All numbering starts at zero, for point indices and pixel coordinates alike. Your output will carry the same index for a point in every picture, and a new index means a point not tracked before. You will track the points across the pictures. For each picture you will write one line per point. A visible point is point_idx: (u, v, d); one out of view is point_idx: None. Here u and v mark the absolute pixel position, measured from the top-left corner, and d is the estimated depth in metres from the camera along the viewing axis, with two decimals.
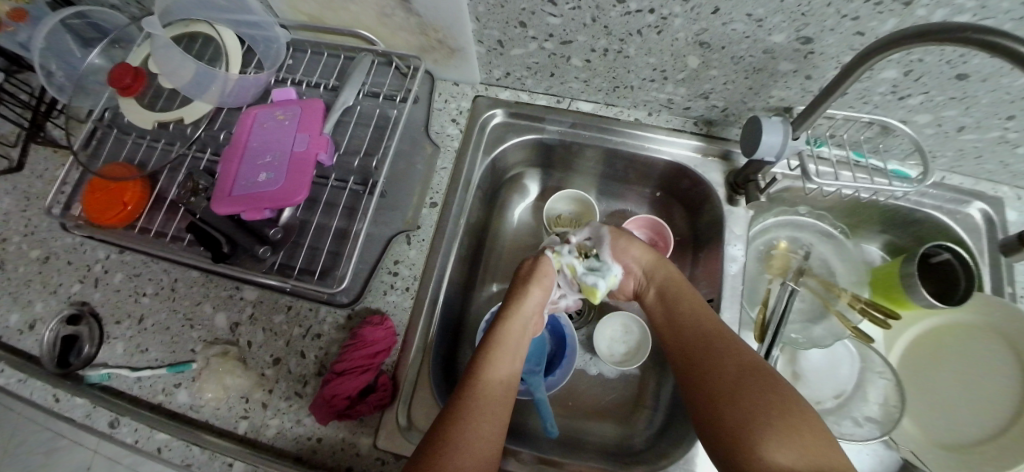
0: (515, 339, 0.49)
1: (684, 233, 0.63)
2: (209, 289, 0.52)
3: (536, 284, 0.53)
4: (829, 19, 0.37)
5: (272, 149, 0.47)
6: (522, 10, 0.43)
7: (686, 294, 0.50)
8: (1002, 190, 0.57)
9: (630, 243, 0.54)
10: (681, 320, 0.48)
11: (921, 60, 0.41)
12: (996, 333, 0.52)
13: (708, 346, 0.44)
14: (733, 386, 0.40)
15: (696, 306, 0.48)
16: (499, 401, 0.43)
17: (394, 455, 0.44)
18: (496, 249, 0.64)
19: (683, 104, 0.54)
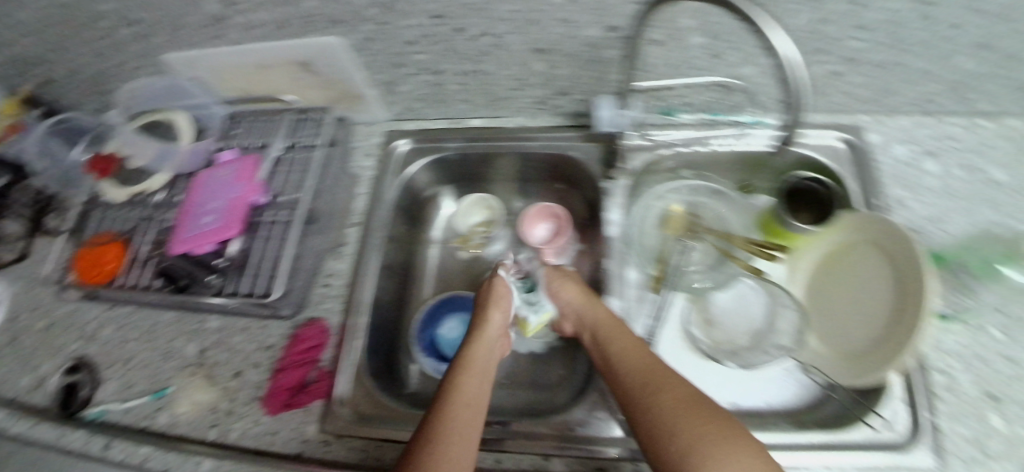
0: (481, 358, 0.49)
1: (585, 217, 0.70)
2: (181, 326, 0.62)
3: (496, 306, 0.57)
4: (620, 8, 0.47)
5: (215, 197, 0.59)
6: (393, 53, 0.56)
7: (618, 330, 0.50)
8: (858, 119, 0.63)
9: (569, 280, 0.58)
10: (615, 350, 0.47)
11: (718, 21, 0.49)
12: (867, 243, 0.56)
13: (644, 365, 0.43)
14: (671, 399, 0.38)
15: (629, 343, 0.47)
16: (467, 418, 0.41)
17: (336, 436, 0.51)
18: (425, 260, 0.71)
19: (553, 102, 0.62)
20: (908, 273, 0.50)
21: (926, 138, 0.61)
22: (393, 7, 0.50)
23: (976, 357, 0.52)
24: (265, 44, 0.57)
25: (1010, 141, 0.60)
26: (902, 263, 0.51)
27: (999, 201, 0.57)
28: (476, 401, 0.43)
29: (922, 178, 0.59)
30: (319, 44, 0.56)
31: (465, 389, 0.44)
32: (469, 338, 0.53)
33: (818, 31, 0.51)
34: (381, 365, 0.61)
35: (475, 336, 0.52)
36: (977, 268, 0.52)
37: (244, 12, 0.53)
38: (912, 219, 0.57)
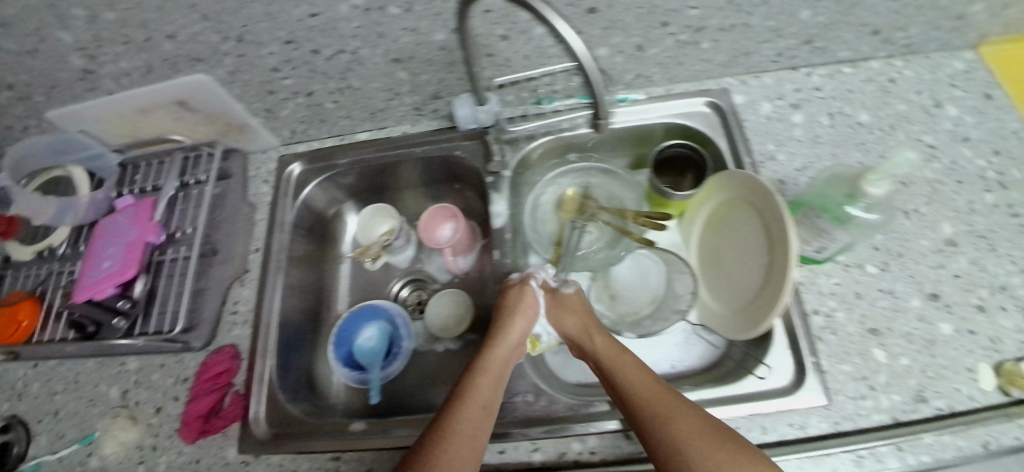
0: (498, 367, 0.51)
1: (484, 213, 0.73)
2: (103, 371, 0.64)
3: (522, 314, 0.57)
4: (448, 10, 0.49)
5: (112, 244, 0.61)
6: (261, 82, 0.59)
7: (619, 353, 0.50)
8: (724, 82, 0.65)
9: (574, 298, 0.59)
10: (615, 367, 0.49)
11: (552, 10, 0.51)
12: (746, 204, 0.57)
13: (649, 382, 0.46)
14: (678, 416, 0.41)
15: (636, 367, 0.48)
16: (475, 431, 0.43)
17: (255, 454, 0.54)
18: (337, 275, 0.74)
19: (430, 107, 0.65)
20: (777, 233, 0.51)
21: (790, 91, 0.63)
22: (245, 40, 0.53)
23: (853, 294, 0.54)
24: (139, 89, 0.59)
25: (874, 84, 0.63)
26: (773, 226, 0.52)
27: (863, 142, 0.59)
28: (489, 406, 0.46)
29: (788, 130, 0.61)
30: (189, 82, 0.58)
31: (477, 393, 0.46)
32: (490, 342, 0.54)
33: (654, 6, 0.51)
34: (302, 381, 0.64)
35: (494, 340, 0.54)
36: (829, 213, 0.47)
37: (112, 62, 0.55)
38: (783, 172, 0.58)
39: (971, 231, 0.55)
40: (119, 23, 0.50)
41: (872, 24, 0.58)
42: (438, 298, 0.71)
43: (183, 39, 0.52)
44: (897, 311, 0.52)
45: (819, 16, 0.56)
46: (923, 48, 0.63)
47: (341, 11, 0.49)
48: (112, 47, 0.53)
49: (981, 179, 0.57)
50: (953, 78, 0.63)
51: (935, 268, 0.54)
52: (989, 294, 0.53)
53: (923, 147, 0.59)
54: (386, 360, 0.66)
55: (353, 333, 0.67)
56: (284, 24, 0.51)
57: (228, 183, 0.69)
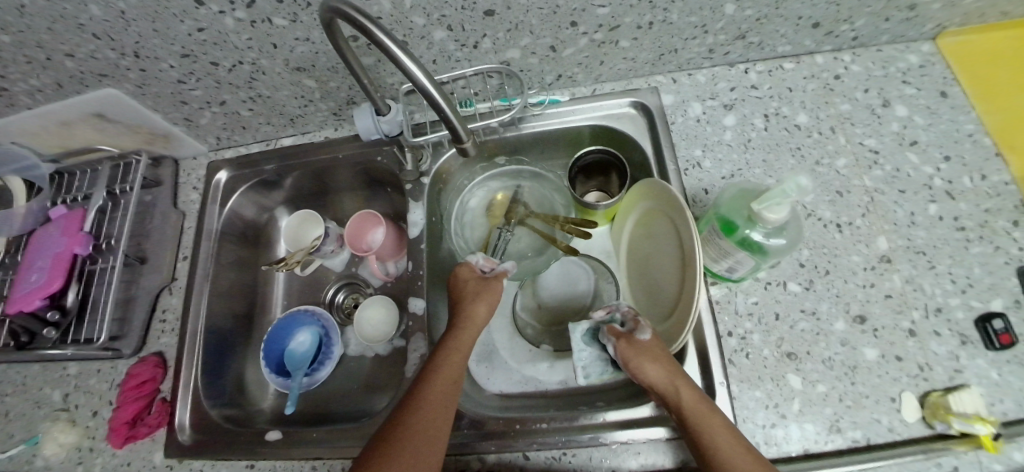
0: (465, 348, 0.49)
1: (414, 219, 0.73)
2: (48, 375, 0.67)
3: (484, 296, 0.53)
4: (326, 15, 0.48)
5: (42, 255, 0.62)
6: (172, 93, 0.59)
7: (712, 418, 0.39)
8: (654, 80, 0.61)
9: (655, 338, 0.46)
10: (718, 445, 0.37)
11: (445, 15, 0.49)
12: (660, 210, 0.53)
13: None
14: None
15: (736, 444, 0.38)
16: (436, 421, 0.43)
17: (178, 459, 0.56)
18: (272, 280, 0.75)
19: (348, 113, 0.65)
20: (688, 249, 0.48)
21: (724, 90, 0.59)
22: (142, 55, 0.53)
23: (772, 315, 0.50)
24: (55, 103, 0.60)
25: (817, 82, 0.58)
26: (685, 240, 0.48)
27: (798, 147, 0.55)
28: (449, 396, 0.45)
29: (717, 134, 0.56)
30: (100, 95, 0.59)
31: (440, 375, 0.46)
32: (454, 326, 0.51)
33: (557, 5, 0.48)
34: (232, 388, 0.65)
35: (458, 322, 0.51)
36: (734, 236, 0.44)
37: (21, 80, 0.55)
38: (708, 180, 0.54)
39: (909, 246, 0.51)
40: (17, 44, 0.50)
41: (810, 15, 0.53)
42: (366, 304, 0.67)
43: (82, 57, 0.53)
44: (818, 333, 0.49)
45: (746, 10, 0.51)
46: (873, 40, 0.59)
47: (227, 25, 0.49)
48: (16, 65, 0.53)
49: (926, 188, 0.53)
50: (906, 74, 0.58)
51: (865, 287, 0.50)
52: (922, 317, 0.49)
53: (865, 152, 0.55)
54: (311, 367, 0.64)
55: (281, 341, 0.66)
56: (175, 39, 0.51)
57: (159, 191, 0.70)
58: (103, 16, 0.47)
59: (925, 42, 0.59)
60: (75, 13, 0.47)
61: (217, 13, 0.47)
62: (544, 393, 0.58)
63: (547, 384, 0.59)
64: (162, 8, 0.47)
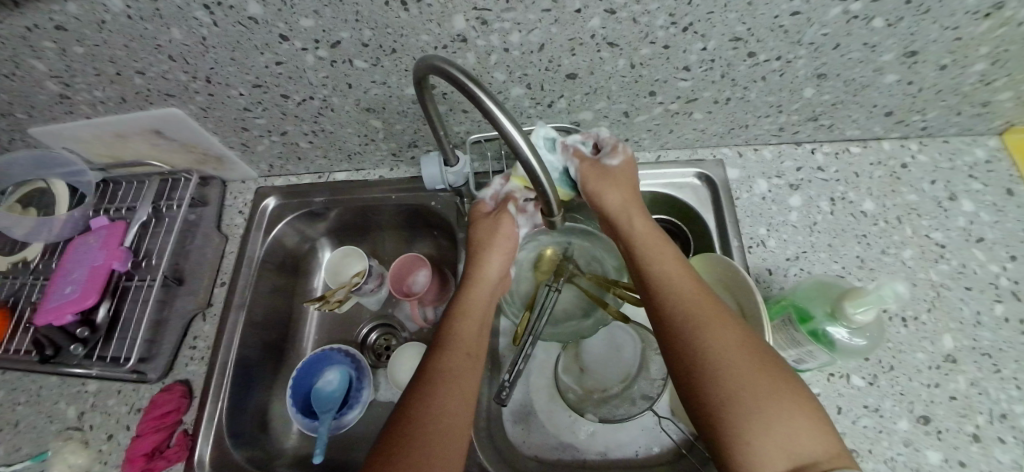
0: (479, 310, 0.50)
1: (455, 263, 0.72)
2: (65, 388, 0.64)
3: (496, 248, 0.53)
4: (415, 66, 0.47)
5: (77, 267, 0.60)
6: (234, 119, 0.59)
7: (661, 252, 0.46)
8: (720, 151, 0.62)
9: (619, 177, 0.51)
10: (682, 296, 0.41)
11: (528, 74, 0.48)
12: (728, 291, 0.50)
13: (727, 330, 0.38)
14: (757, 377, 0.35)
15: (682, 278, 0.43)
16: (464, 370, 0.44)
17: None
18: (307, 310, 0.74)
19: (406, 154, 0.65)
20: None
21: (790, 170, 0.60)
22: (213, 81, 0.52)
23: (835, 407, 0.49)
24: (115, 116, 0.59)
25: (884, 169, 0.59)
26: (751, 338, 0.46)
27: (865, 234, 0.55)
28: (473, 348, 0.47)
29: (783, 214, 0.57)
30: (162, 114, 0.58)
31: (460, 343, 0.46)
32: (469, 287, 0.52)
33: (640, 75, 0.48)
34: (254, 422, 0.63)
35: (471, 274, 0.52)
36: (806, 326, 0.42)
37: (86, 90, 0.55)
38: (772, 259, 0.54)
39: (974, 347, 0.50)
40: (90, 58, 0.49)
41: (884, 104, 0.54)
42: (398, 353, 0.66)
43: (152, 75, 0.52)
44: (881, 431, 0.47)
45: (824, 95, 0.52)
46: (941, 132, 0.59)
47: (307, 61, 0.47)
48: (85, 78, 0.52)
49: (991, 287, 0.52)
50: (972, 168, 0.58)
51: (930, 387, 0.49)
52: (987, 421, 0.47)
53: (931, 245, 0.55)
54: (340, 409, 0.64)
55: (308, 376, 0.64)
56: (250, 69, 0.49)
57: (204, 211, 0.70)
58: (182, 40, 0.46)
59: (990, 137, 0.60)
60: (155, 34, 0.45)
61: (299, 49, 0.46)
62: (582, 462, 0.58)
63: (585, 454, 0.58)
64: (244, 39, 0.45)
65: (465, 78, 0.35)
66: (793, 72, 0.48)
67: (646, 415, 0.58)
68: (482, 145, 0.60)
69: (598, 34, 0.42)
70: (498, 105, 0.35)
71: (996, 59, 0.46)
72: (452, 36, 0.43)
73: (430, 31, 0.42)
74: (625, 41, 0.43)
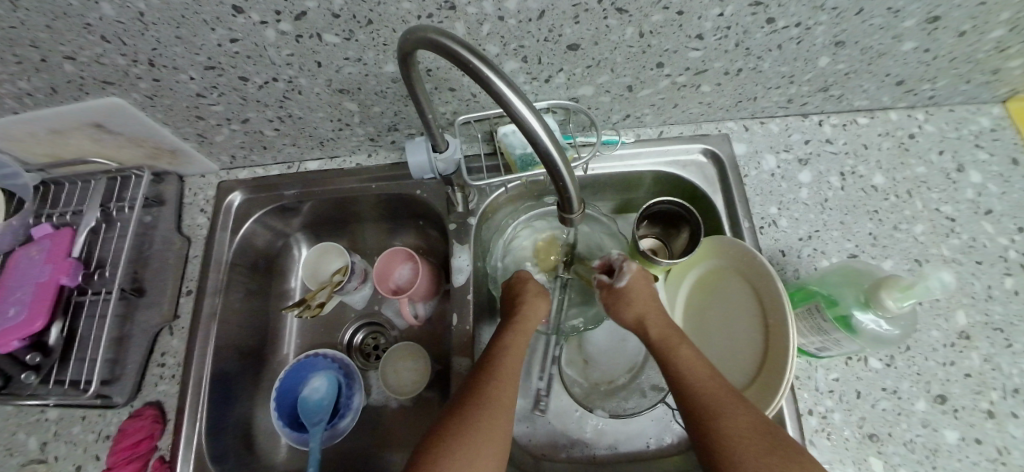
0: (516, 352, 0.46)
1: (446, 255, 0.68)
2: (22, 417, 0.58)
3: (538, 299, 0.51)
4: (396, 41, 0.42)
5: (19, 285, 0.53)
6: (187, 107, 0.52)
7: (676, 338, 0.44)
8: (725, 126, 0.59)
9: (629, 290, 0.49)
10: (698, 387, 0.39)
11: (523, 46, 0.43)
12: (743, 276, 0.49)
13: (748, 422, 0.35)
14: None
15: (698, 364, 0.41)
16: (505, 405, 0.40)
17: None
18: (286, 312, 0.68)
19: (386, 139, 0.59)
20: (772, 335, 0.44)
21: (798, 143, 0.58)
22: (157, 64, 0.45)
23: (853, 392, 0.47)
24: (44, 109, 0.51)
25: (893, 140, 0.57)
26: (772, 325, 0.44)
27: (876, 210, 0.54)
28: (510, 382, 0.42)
29: (793, 191, 0.55)
30: (101, 104, 0.51)
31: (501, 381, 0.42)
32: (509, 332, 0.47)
33: (649, 44, 0.43)
34: (239, 440, 0.58)
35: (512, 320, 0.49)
36: (834, 311, 0.40)
37: (8, 81, 0.47)
38: (785, 240, 0.52)
39: (986, 322, 0.49)
40: (5, 42, 0.41)
41: (896, 73, 0.51)
42: (387, 359, 0.62)
43: (85, 61, 0.44)
44: (899, 413, 0.46)
45: (838, 64, 0.48)
46: (948, 100, 0.57)
47: (267, 37, 0.41)
48: (4, 67, 0.44)
49: (1002, 260, 0.51)
50: (979, 137, 0.57)
51: (944, 365, 0.48)
52: (999, 397, 0.46)
53: (942, 219, 0.53)
54: (333, 418, 0.59)
55: (294, 385, 0.60)
56: (200, 48, 0.42)
57: (161, 211, 0.63)
58: (115, 17, 0.39)
59: (995, 104, 0.58)
60: (81, 11, 0.38)
61: (257, 23, 0.39)
62: (592, 459, 0.55)
63: (594, 449, 0.56)
64: (191, 14, 0.38)
65: (461, 48, 0.29)
66: (811, 40, 0.44)
67: (656, 407, 0.56)
68: (471, 125, 0.55)
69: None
70: (498, 72, 0.29)
71: (1017, 24, 0.43)
72: (436, 4, 0.37)
73: (413, 3, 0.37)
74: (633, 7, 0.38)
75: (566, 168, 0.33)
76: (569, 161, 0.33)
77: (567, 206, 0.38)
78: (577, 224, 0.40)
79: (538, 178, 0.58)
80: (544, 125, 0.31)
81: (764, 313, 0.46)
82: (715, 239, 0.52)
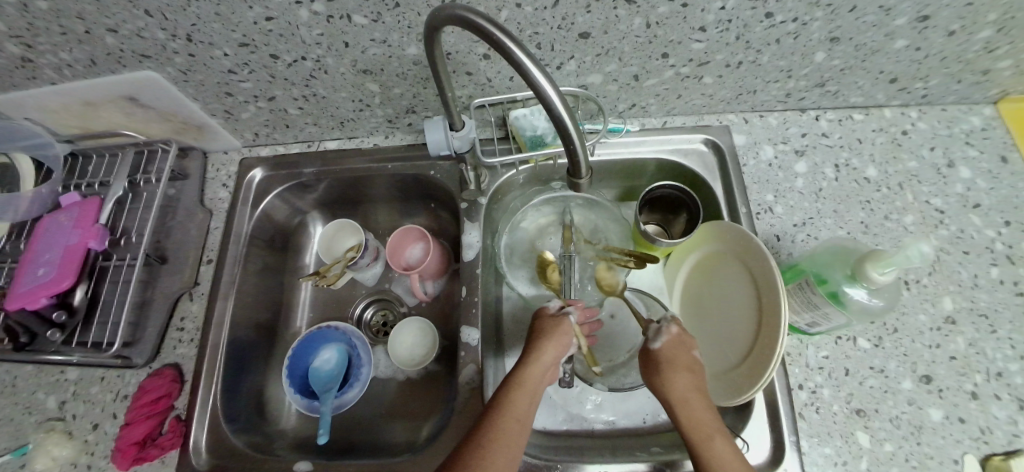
0: (533, 384, 0.44)
1: (455, 235, 0.70)
2: (42, 378, 0.60)
3: (553, 338, 0.49)
4: (420, 25, 0.45)
5: (50, 247, 0.55)
6: (218, 83, 0.55)
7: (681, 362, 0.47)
8: (726, 118, 0.62)
9: (665, 358, 0.47)
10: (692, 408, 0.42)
11: (538, 33, 0.46)
12: (739, 258, 0.51)
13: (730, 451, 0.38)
14: None
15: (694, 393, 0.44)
16: (515, 436, 0.40)
17: None
18: (298, 287, 0.71)
19: (403, 121, 0.62)
20: (765, 327, 0.46)
21: (795, 136, 0.61)
22: (195, 39, 0.48)
23: (842, 370, 0.50)
24: (83, 80, 0.54)
25: (886, 135, 0.60)
26: (767, 308, 0.46)
27: (868, 200, 0.56)
28: (524, 418, 0.42)
29: (788, 180, 0.58)
30: (136, 77, 0.54)
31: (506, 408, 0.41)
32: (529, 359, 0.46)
33: (655, 35, 0.46)
34: (251, 405, 0.60)
35: (534, 348, 0.48)
36: (824, 287, 0.43)
37: (51, 52, 0.50)
38: (780, 225, 0.55)
39: (972, 308, 0.51)
40: (54, 12, 0.44)
41: (890, 70, 0.54)
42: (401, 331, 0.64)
43: (127, 34, 0.47)
44: (886, 391, 0.48)
45: (834, 60, 0.51)
46: (939, 100, 0.60)
47: (300, 16, 0.44)
48: (49, 37, 0.47)
49: (988, 251, 0.53)
50: (969, 136, 0.60)
51: (930, 348, 0.50)
52: (983, 380, 0.48)
53: (931, 211, 0.56)
54: (341, 388, 0.60)
55: (303, 357, 0.62)
56: (237, 25, 0.45)
57: (185, 184, 0.66)
58: None
59: (987, 105, 0.61)
60: None
61: (292, 2, 0.42)
62: (590, 433, 0.57)
63: (593, 423, 0.57)
64: None
65: (483, 20, 0.32)
66: (807, 35, 0.47)
67: None
68: (485, 109, 0.58)
69: None
70: (517, 43, 0.32)
71: (1002, 26, 0.45)
72: None
73: None
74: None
75: (576, 132, 0.36)
76: (579, 128, 0.36)
77: (574, 171, 0.40)
78: (583, 190, 0.43)
79: (546, 162, 0.61)
80: (557, 94, 0.33)
81: (758, 291, 0.48)
82: (718, 225, 0.54)
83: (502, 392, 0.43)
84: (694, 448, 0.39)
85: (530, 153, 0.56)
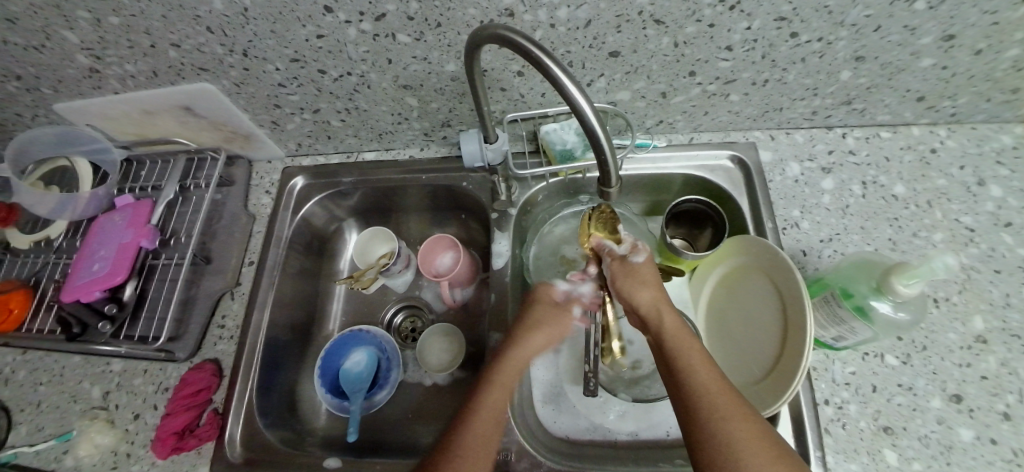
0: (509, 374, 0.46)
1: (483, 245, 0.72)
2: (89, 369, 0.63)
3: (539, 326, 0.51)
4: (461, 44, 0.47)
5: (105, 244, 0.59)
6: (267, 96, 0.58)
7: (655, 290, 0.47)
8: (752, 135, 0.64)
9: (647, 270, 0.49)
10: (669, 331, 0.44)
11: (572, 51, 0.48)
12: (764, 271, 0.52)
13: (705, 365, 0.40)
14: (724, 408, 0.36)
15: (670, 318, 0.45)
16: (488, 434, 0.41)
17: None
18: (330, 290, 0.74)
19: (438, 134, 0.65)
20: (791, 348, 0.46)
21: (821, 153, 0.61)
22: (250, 54, 0.51)
23: (869, 386, 0.49)
24: (143, 91, 0.58)
25: (913, 153, 0.60)
26: (791, 322, 0.47)
27: (896, 217, 0.57)
28: (497, 416, 0.43)
29: (815, 197, 0.59)
30: (192, 89, 0.57)
31: (485, 409, 0.42)
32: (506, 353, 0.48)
33: (683, 54, 0.48)
34: (283, 402, 0.62)
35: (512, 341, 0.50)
36: (850, 301, 0.43)
37: (117, 64, 0.54)
38: (806, 241, 0.56)
39: (1004, 328, 0.50)
40: (124, 28, 0.48)
41: (917, 89, 0.54)
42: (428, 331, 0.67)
43: (188, 48, 0.51)
44: (915, 409, 0.48)
45: (860, 78, 0.52)
46: (969, 119, 0.60)
47: (349, 34, 0.47)
48: (117, 50, 0.51)
49: (1021, 270, 0.53)
50: (1000, 155, 0.59)
51: (961, 366, 0.49)
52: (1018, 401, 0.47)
53: (961, 229, 0.56)
54: (370, 389, 0.63)
55: (337, 358, 0.64)
56: (290, 42, 0.49)
57: (230, 190, 0.69)
58: (223, 11, 0.45)
59: (1018, 124, 0.61)
60: (196, 4, 0.44)
61: (342, 21, 0.45)
62: (613, 443, 0.57)
63: (616, 433, 0.58)
64: (287, 11, 0.44)
65: (526, 41, 0.34)
66: (832, 54, 0.48)
67: None
68: (517, 124, 0.60)
69: (645, 10, 0.42)
70: (553, 60, 0.34)
71: None
72: (499, 10, 0.43)
73: (481, 10, 0.43)
74: (671, 19, 0.43)
75: (609, 145, 0.38)
76: (613, 142, 0.38)
77: (606, 181, 0.42)
78: (613, 199, 0.45)
79: (575, 175, 0.63)
80: (594, 111, 0.35)
81: (783, 304, 0.48)
82: (743, 238, 0.55)
83: (481, 390, 0.44)
84: (671, 366, 0.41)
85: (560, 166, 0.58)
